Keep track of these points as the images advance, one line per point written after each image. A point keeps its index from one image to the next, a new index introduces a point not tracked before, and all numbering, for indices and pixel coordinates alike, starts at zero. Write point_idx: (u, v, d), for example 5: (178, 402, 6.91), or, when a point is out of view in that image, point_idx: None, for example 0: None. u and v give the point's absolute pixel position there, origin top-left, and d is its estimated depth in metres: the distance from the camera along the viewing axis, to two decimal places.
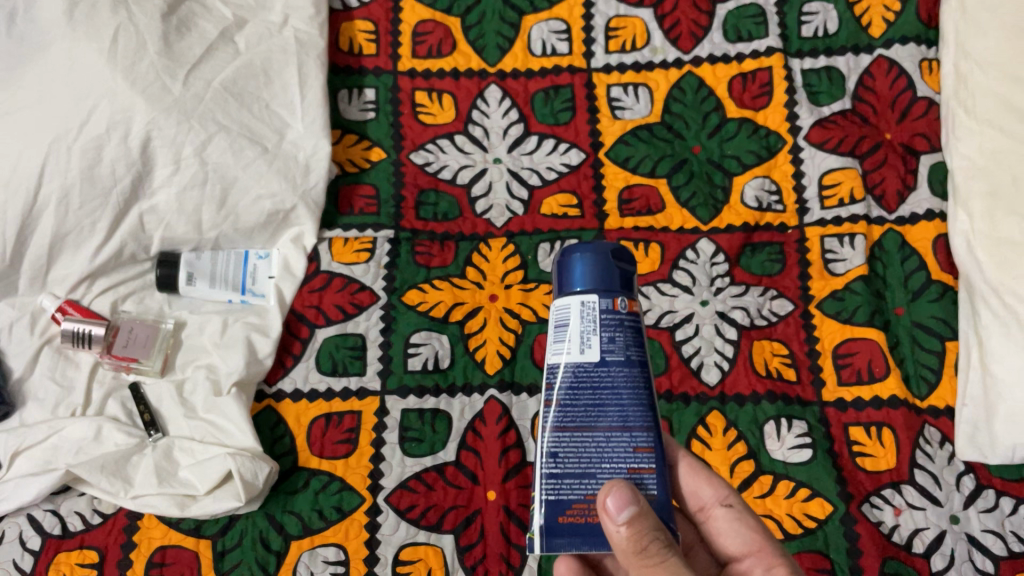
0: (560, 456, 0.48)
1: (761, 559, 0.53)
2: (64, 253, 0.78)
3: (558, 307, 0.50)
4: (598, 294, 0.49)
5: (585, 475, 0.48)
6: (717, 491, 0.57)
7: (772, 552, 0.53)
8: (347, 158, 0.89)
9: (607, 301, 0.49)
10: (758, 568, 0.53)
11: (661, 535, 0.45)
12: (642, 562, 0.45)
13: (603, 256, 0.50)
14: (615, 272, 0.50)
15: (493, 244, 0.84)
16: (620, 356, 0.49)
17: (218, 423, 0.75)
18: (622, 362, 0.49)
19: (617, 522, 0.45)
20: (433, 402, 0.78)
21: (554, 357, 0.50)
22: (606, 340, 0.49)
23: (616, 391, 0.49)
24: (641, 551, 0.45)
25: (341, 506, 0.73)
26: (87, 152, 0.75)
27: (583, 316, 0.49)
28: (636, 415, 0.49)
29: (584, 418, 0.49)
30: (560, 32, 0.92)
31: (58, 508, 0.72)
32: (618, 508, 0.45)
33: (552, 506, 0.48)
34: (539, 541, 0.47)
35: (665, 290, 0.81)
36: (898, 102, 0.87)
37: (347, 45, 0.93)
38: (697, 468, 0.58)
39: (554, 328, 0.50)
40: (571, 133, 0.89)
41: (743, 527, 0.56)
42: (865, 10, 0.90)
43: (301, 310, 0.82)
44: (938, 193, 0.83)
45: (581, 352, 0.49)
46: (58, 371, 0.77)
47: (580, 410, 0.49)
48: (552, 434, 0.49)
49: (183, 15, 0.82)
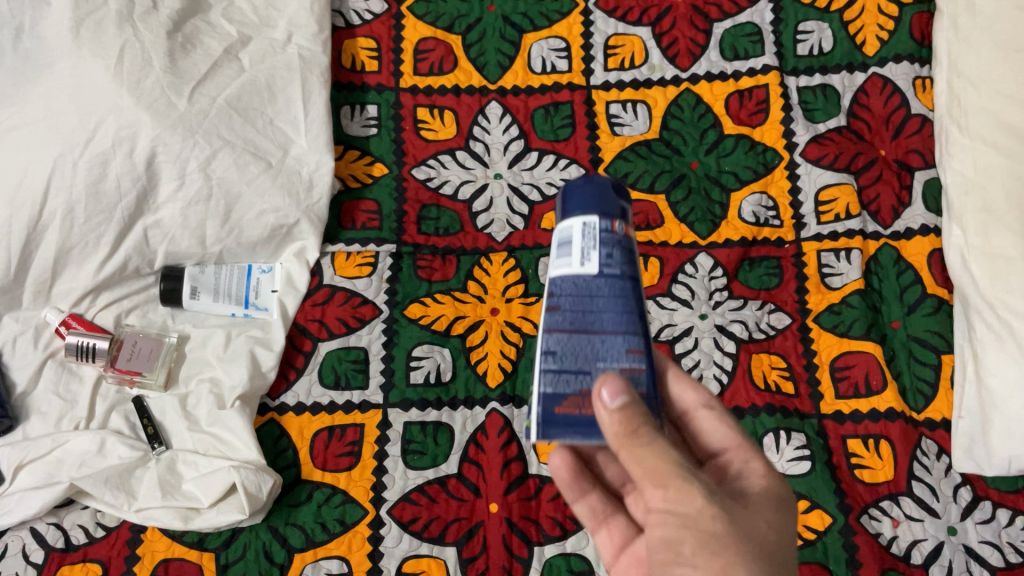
0: (557, 355, 0.48)
1: (740, 455, 0.52)
2: (68, 267, 0.78)
3: (561, 224, 0.50)
4: (602, 215, 0.49)
5: (582, 374, 0.47)
6: (700, 394, 0.55)
7: (750, 448, 0.52)
8: (349, 173, 0.90)
9: (609, 221, 0.49)
10: (735, 463, 0.51)
11: (649, 421, 0.45)
12: (633, 446, 0.45)
13: (602, 183, 0.50)
14: (616, 199, 0.50)
15: (494, 258, 0.85)
16: (618, 269, 0.49)
17: (221, 436, 0.75)
18: (620, 273, 0.48)
19: (609, 407, 0.45)
20: (435, 415, 0.78)
21: (556, 268, 0.49)
22: (607, 254, 0.48)
23: (610, 298, 0.48)
24: (630, 433, 0.44)
25: (344, 519, 0.74)
26: (93, 167, 0.76)
27: (585, 234, 0.48)
28: (631, 323, 0.48)
29: (581, 322, 0.48)
30: (560, 50, 0.94)
31: (61, 521, 0.73)
32: (611, 395, 0.45)
33: (546, 399, 0.47)
34: (535, 430, 0.47)
35: (664, 304, 0.82)
36: (892, 119, 0.89)
37: (349, 63, 0.94)
38: (678, 372, 0.56)
39: (557, 245, 0.50)
40: (570, 149, 0.90)
41: (726, 425, 0.54)
42: (859, 28, 0.92)
43: (304, 324, 0.82)
44: (933, 209, 0.84)
45: (581, 264, 0.48)
46: (61, 385, 0.77)
47: (577, 315, 0.48)
48: (549, 334, 0.48)
49: (188, 32, 0.83)
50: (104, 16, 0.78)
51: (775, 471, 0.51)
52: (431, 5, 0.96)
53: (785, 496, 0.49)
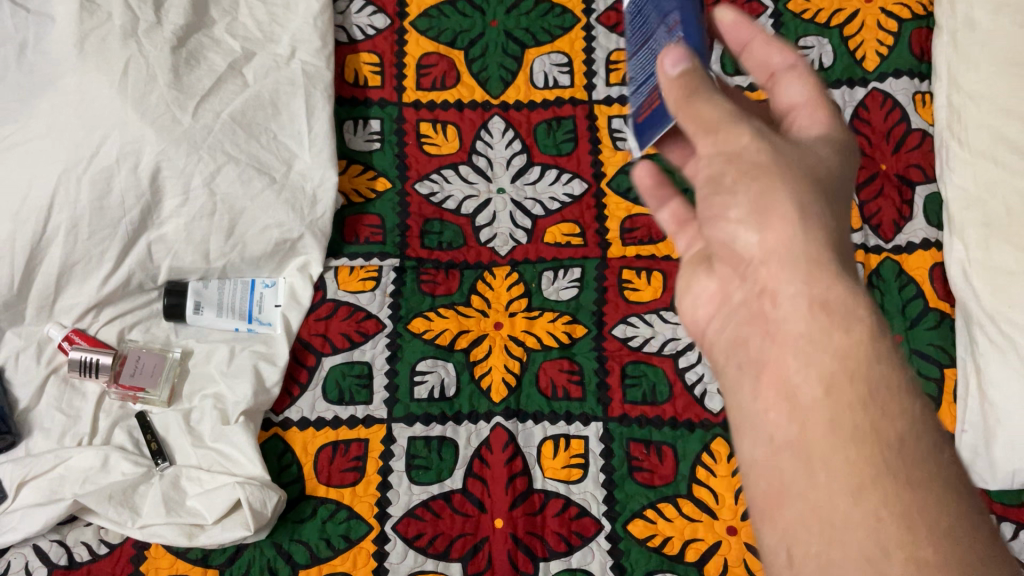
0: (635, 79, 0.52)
1: (809, 111, 0.53)
2: (71, 282, 0.78)
3: None
4: None
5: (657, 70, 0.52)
6: (785, 55, 0.55)
7: (823, 108, 0.52)
8: (352, 188, 0.90)
9: None
10: (801, 119, 0.53)
11: (711, 84, 0.46)
12: (691, 105, 0.46)
13: None
14: None
15: (498, 272, 0.85)
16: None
17: (225, 452, 0.75)
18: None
19: (672, 68, 0.47)
20: (439, 430, 0.78)
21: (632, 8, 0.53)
22: None
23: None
24: (689, 94, 0.46)
25: (349, 534, 0.74)
26: (97, 182, 0.76)
27: None
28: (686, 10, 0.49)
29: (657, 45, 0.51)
30: (562, 65, 0.94)
31: (64, 538, 0.72)
32: (673, 61, 0.47)
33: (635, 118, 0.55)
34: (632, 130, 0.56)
35: (668, 318, 0.82)
36: (893, 133, 0.89)
37: (353, 77, 0.95)
38: (760, 32, 0.56)
39: None
40: (573, 163, 0.90)
41: (803, 83, 0.54)
42: (859, 44, 0.93)
43: (308, 338, 0.82)
44: (934, 223, 0.85)
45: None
46: (64, 401, 0.77)
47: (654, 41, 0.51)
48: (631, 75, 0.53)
49: (192, 47, 0.84)
50: (108, 31, 0.79)
51: (842, 135, 0.52)
52: (434, 19, 0.97)
53: (841, 147, 0.51)
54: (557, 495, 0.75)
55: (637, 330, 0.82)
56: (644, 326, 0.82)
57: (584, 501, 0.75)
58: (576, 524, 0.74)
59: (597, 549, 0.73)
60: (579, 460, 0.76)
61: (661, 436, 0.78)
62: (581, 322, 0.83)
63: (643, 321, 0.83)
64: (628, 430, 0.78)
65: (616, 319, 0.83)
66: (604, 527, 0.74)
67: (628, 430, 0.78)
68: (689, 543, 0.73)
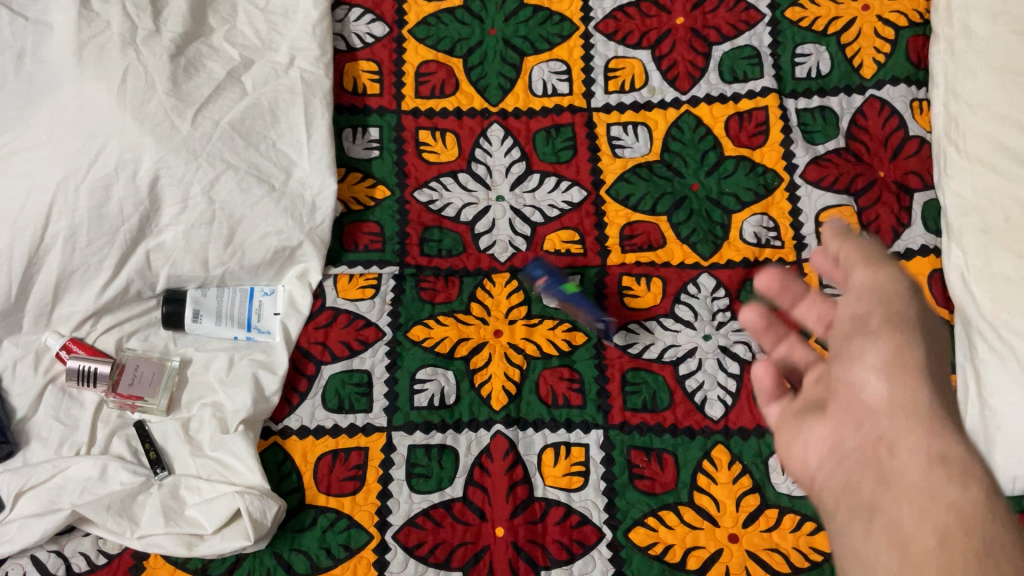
0: None
1: (886, 309, 0.56)
2: (69, 291, 0.78)
3: None
4: None
5: None
6: (860, 265, 0.59)
7: (901, 292, 0.56)
8: (351, 196, 0.90)
9: None
10: (878, 310, 0.56)
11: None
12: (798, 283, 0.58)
13: None
14: None
15: (497, 280, 0.85)
16: None
17: (225, 461, 0.74)
18: None
19: None
20: (439, 438, 0.78)
21: None
22: None
23: None
24: None
25: (349, 544, 0.73)
26: (96, 190, 0.75)
27: None
28: None
29: None
30: (560, 73, 0.94)
31: (62, 549, 0.72)
32: None
33: None
34: None
35: (667, 324, 0.82)
36: (891, 141, 0.89)
37: (351, 85, 0.95)
38: (848, 239, 0.62)
39: None
40: (572, 170, 0.90)
41: (889, 272, 0.58)
42: (856, 51, 0.93)
43: (307, 346, 0.82)
44: (933, 230, 0.85)
45: None
46: (62, 410, 0.76)
47: None
48: None
49: (191, 56, 0.83)
50: (107, 40, 0.79)
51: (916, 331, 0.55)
52: (433, 28, 0.97)
53: (891, 291, 0.56)
54: (558, 503, 0.75)
55: (637, 337, 0.82)
56: (644, 333, 0.82)
57: (585, 510, 0.74)
58: (577, 532, 0.74)
59: (598, 557, 0.73)
60: (580, 468, 0.76)
61: (661, 443, 0.78)
62: (581, 329, 0.83)
63: (643, 328, 0.83)
64: (629, 438, 0.78)
65: (616, 326, 0.83)
66: (605, 536, 0.73)
67: (629, 438, 0.78)
68: (691, 551, 0.73)
